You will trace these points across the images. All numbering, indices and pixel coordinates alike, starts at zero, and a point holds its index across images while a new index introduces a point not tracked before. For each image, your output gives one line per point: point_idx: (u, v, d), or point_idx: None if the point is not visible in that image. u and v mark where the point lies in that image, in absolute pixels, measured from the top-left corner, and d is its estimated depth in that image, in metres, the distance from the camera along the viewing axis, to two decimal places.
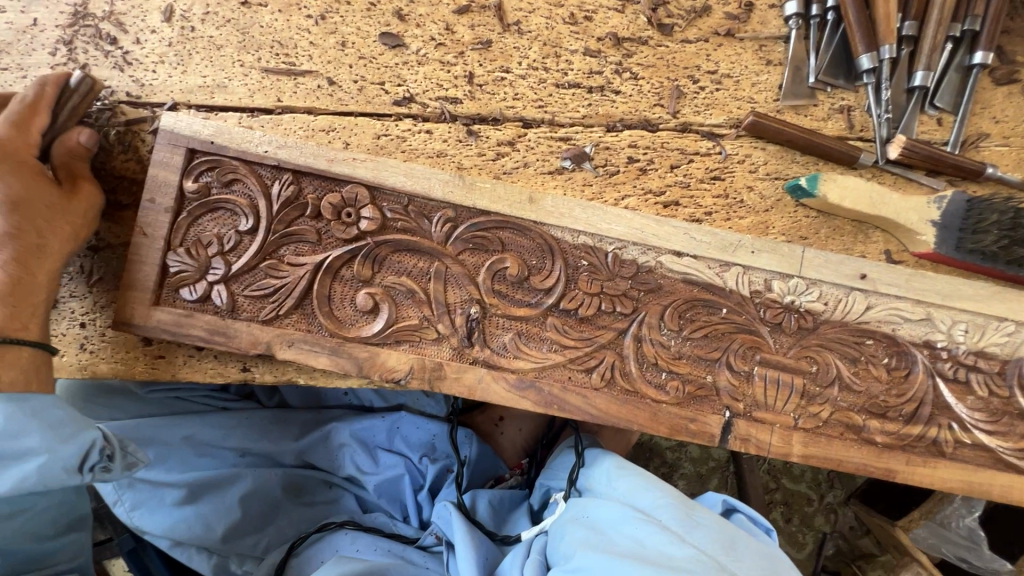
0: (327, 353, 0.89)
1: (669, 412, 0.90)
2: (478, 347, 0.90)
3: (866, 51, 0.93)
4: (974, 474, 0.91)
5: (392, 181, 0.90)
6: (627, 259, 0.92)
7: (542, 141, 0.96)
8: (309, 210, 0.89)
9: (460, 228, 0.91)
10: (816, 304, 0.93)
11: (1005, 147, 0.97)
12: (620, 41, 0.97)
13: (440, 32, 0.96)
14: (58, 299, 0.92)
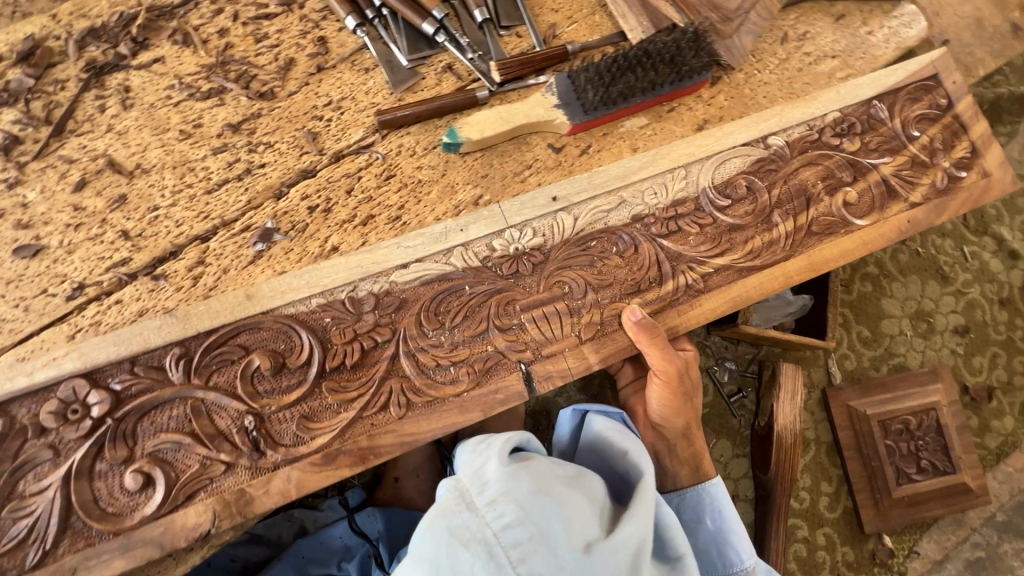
0: (117, 555, 0.83)
1: (473, 397, 0.95)
2: (272, 452, 0.89)
3: (422, 20, 1.08)
4: (732, 291, 1.05)
5: (102, 357, 0.88)
6: (362, 295, 0.96)
7: (227, 243, 0.99)
8: (31, 432, 0.85)
9: (195, 357, 0.90)
10: (535, 240, 1.02)
11: (573, 24, 1.17)
12: (237, 126, 1.04)
13: (72, 214, 0.96)
14: None
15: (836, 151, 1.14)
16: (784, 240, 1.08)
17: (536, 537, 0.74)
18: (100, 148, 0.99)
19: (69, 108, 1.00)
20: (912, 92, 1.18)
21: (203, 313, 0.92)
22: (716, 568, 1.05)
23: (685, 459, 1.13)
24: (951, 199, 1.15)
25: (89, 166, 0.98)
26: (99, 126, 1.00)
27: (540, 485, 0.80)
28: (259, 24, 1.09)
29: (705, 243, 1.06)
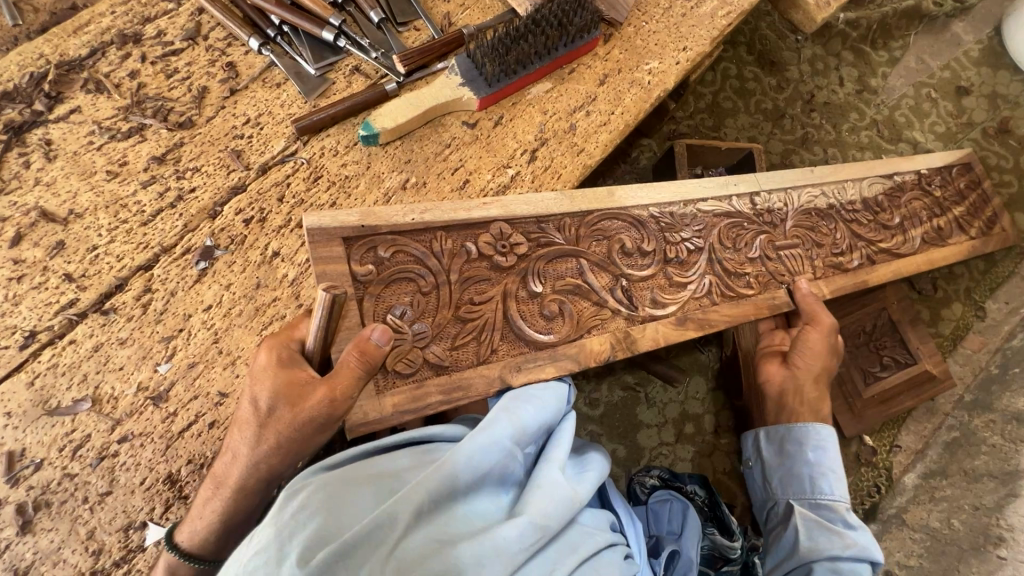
0: (607, 297, 1.01)
1: (762, 298, 1.15)
2: (639, 307, 1.03)
3: (320, 29, 1.13)
4: (890, 268, 1.31)
5: (521, 211, 0.97)
6: (688, 212, 1.12)
7: (170, 268, 1.02)
8: (474, 250, 0.92)
9: (580, 229, 1.02)
10: (777, 206, 1.22)
11: (465, 11, 1.25)
12: (162, 157, 1.08)
13: (12, 268, 0.99)
14: None
15: (928, 194, 1.44)
16: (913, 244, 1.36)
17: (270, 553, 0.60)
18: (33, 200, 1.02)
19: None
20: (961, 170, 1.51)
21: (580, 206, 1.02)
22: (803, 493, 1.10)
23: (809, 401, 1.14)
24: (989, 241, 1.49)
25: (23, 220, 1.01)
26: (28, 180, 1.04)
27: (321, 490, 0.68)
28: (169, 61, 1.14)
29: (876, 230, 1.32)
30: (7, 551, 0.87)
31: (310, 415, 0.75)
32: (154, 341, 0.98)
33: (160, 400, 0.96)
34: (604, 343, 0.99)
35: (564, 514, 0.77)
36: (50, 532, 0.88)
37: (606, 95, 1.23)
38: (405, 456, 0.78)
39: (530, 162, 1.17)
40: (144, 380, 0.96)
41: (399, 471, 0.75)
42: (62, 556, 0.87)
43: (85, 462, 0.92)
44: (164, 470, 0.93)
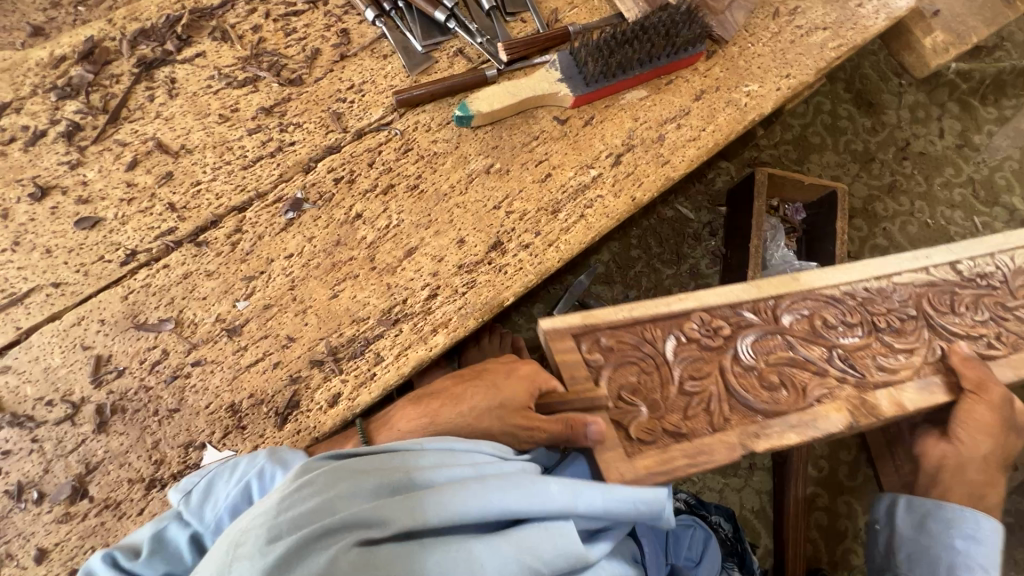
0: (834, 373, 1.00)
1: (1008, 360, 1.05)
2: (869, 379, 1.00)
3: (434, 8, 1.17)
4: None
5: (713, 301, 1.02)
6: (886, 288, 1.08)
7: (262, 213, 1.08)
8: (683, 336, 0.98)
9: (776, 312, 1.03)
10: (989, 269, 1.12)
11: (573, 9, 1.26)
12: (270, 109, 1.14)
13: (125, 190, 1.07)
14: None
15: None
16: None
17: (266, 517, 0.68)
18: (152, 132, 1.11)
19: (122, 98, 1.12)
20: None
21: (767, 290, 1.04)
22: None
23: (974, 480, 0.99)
24: None
25: (140, 148, 1.10)
26: (151, 113, 1.12)
27: (332, 472, 0.75)
28: (289, 20, 1.21)
29: None
30: (83, 445, 0.95)
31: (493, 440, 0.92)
32: (236, 279, 1.05)
33: (234, 332, 1.02)
34: (839, 410, 0.97)
35: (559, 565, 0.76)
36: (121, 436, 0.95)
37: (700, 111, 1.22)
38: (433, 455, 0.82)
39: (614, 166, 1.17)
40: (223, 313, 1.03)
41: (413, 469, 0.79)
42: (128, 459, 0.95)
43: (160, 379, 0.99)
44: (228, 399, 0.99)
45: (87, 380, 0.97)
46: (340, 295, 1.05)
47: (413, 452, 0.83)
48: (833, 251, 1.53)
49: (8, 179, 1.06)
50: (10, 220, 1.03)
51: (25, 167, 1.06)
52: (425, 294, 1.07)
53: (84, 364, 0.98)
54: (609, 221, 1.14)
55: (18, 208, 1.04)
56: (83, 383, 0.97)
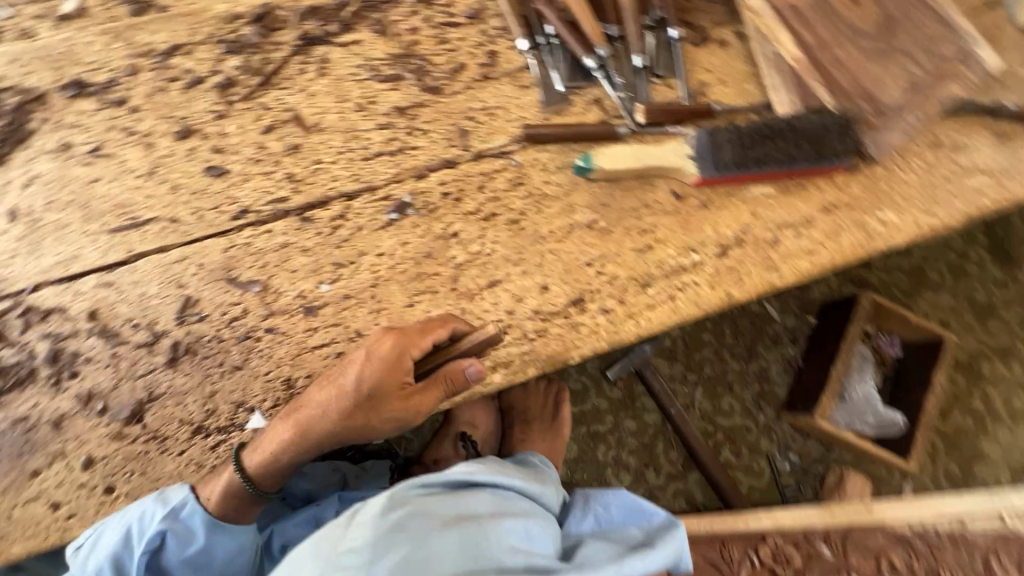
0: None
1: None
2: None
3: (586, 53, 1.17)
4: None
5: (785, 525, 1.22)
6: (957, 535, 1.20)
7: (367, 206, 1.12)
8: (756, 559, 1.25)
9: (837, 540, 1.23)
10: None
11: (723, 86, 1.22)
12: (403, 109, 1.18)
13: (255, 151, 1.13)
14: None
15: None
16: None
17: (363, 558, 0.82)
18: (293, 104, 1.17)
19: (278, 65, 1.19)
20: None
21: (838, 521, 1.22)
22: None
23: None
24: None
25: (279, 115, 1.16)
26: (297, 86, 1.18)
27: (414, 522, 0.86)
28: (444, 29, 1.24)
29: None
30: (152, 374, 1.01)
31: (406, 415, 0.99)
32: (327, 262, 1.08)
33: (311, 312, 1.06)
34: None
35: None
36: (186, 376, 1.01)
37: (825, 225, 1.15)
38: (492, 498, 0.95)
39: (718, 257, 1.13)
40: (305, 291, 1.07)
41: (484, 510, 0.93)
42: (185, 400, 1.00)
43: (233, 334, 1.04)
44: (286, 372, 1.03)
45: (173, 316, 1.04)
46: (415, 306, 1.07)
47: (470, 494, 0.94)
48: (923, 402, 1.42)
49: (161, 113, 1.14)
50: (153, 151, 1.12)
51: (179, 107, 1.15)
52: (495, 330, 1.07)
53: (175, 300, 1.05)
54: (697, 311, 1.10)
55: (163, 142, 1.13)
56: (169, 317, 1.04)
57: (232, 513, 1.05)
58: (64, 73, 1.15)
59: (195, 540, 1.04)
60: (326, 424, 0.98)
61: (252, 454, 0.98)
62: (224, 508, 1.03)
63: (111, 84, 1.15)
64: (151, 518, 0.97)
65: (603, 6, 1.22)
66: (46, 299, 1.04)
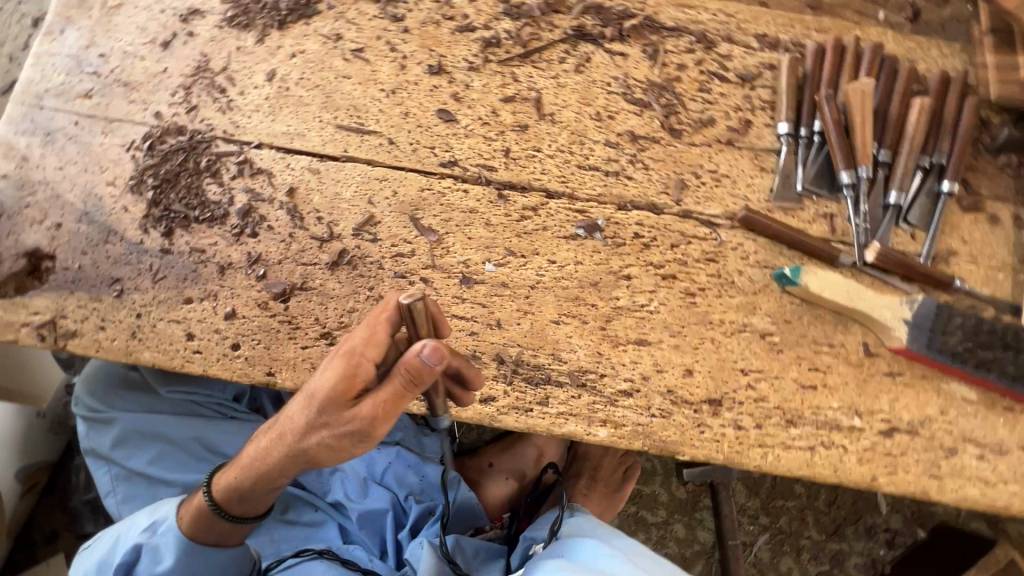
0: None
1: None
2: None
3: (845, 167, 1.08)
4: None
5: None
6: None
7: (561, 210, 1.11)
8: None
9: None
10: None
11: (972, 265, 1.08)
12: (636, 137, 1.15)
13: (487, 114, 1.15)
14: (119, 265, 1.06)
15: None
16: None
17: None
18: (540, 87, 1.17)
19: (543, 45, 1.20)
20: None
21: None
22: None
23: None
24: None
25: (523, 92, 1.17)
26: (551, 72, 1.18)
27: None
28: (711, 79, 1.18)
29: None
30: (312, 267, 1.07)
31: (363, 425, 0.82)
32: (502, 244, 1.09)
33: (466, 282, 1.07)
34: None
35: None
36: (338, 284, 1.06)
37: (1019, 464, 0.99)
38: None
39: (881, 434, 1.01)
40: (470, 262, 1.08)
41: None
42: (327, 304, 1.05)
43: (392, 268, 1.07)
44: None
45: (352, 226, 1.09)
46: (559, 326, 1.05)
47: None
48: None
49: (425, 43, 1.19)
50: (403, 74, 1.17)
51: (442, 45, 1.19)
52: (621, 387, 1.02)
53: (359, 212, 1.10)
54: (832, 477, 0.99)
55: (414, 69, 1.18)
56: (348, 225, 1.09)
57: (206, 535, 1.02)
58: None
59: (163, 560, 1.03)
60: (287, 440, 0.88)
61: (219, 477, 0.99)
62: (195, 528, 1.01)
63: (397, 0, 1.22)
64: (134, 528, 1.05)
65: (885, 126, 1.11)
66: (262, 159, 1.12)
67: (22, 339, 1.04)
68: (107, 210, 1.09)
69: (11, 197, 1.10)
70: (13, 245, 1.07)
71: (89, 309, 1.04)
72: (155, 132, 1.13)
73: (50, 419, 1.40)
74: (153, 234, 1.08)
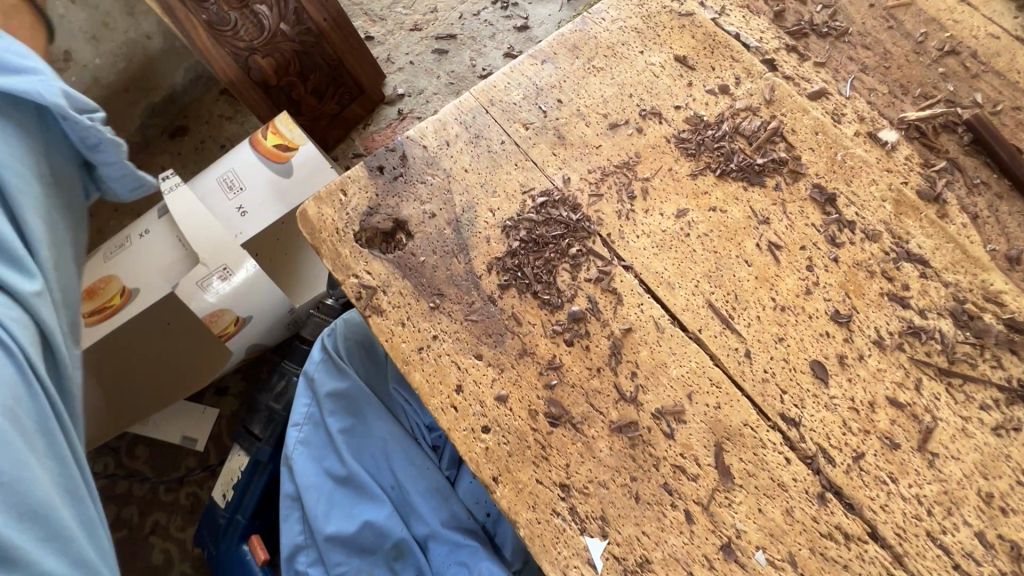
0: None
1: None
2: None
3: None
4: None
5: None
6: None
7: (876, 564, 0.90)
8: None
9: None
10: None
11: None
12: (1020, 556, 0.88)
13: (863, 401, 0.98)
14: (450, 283, 1.09)
15: None
16: None
17: None
18: (940, 416, 0.96)
19: (973, 376, 0.98)
20: None
21: None
22: None
23: None
24: None
25: (917, 406, 0.97)
26: (963, 409, 0.97)
27: None
28: None
29: None
30: (597, 413, 0.99)
31: None
32: (788, 545, 0.91)
33: (726, 552, 0.91)
34: None
35: None
36: (607, 448, 0.97)
37: None
38: None
39: None
40: (744, 535, 0.92)
41: None
42: (585, 459, 0.97)
43: (665, 476, 0.95)
44: (653, 556, 0.92)
45: (657, 404, 0.99)
46: None
47: None
48: None
49: (845, 285, 1.05)
50: (804, 299, 1.04)
51: (862, 298, 1.04)
52: None
53: (672, 398, 1.00)
54: None
55: (818, 303, 1.04)
56: (654, 402, 1.00)
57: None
58: (831, 179, 1.13)
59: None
60: None
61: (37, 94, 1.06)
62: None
63: (847, 225, 1.09)
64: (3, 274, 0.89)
65: None
66: (622, 281, 1.07)
67: (345, 284, 1.11)
68: (475, 231, 1.12)
69: (417, 168, 1.18)
70: (392, 207, 1.15)
71: (405, 301, 1.08)
72: (553, 194, 1.14)
73: (292, 316, 1.58)
74: (492, 280, 1.09)
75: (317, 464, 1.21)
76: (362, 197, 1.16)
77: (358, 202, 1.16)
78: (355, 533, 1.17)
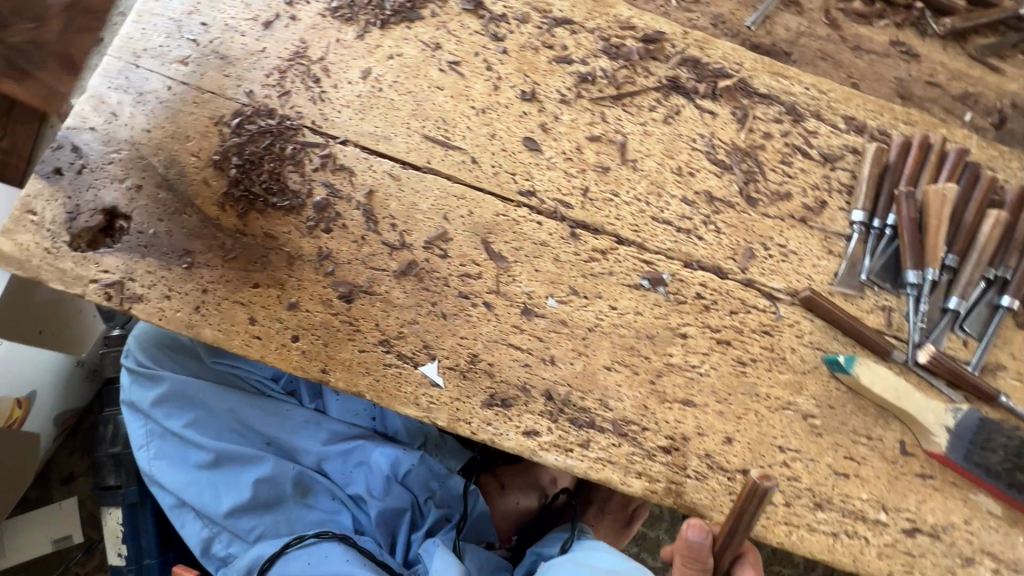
0: None
1: None
2: None
3: (913, 267, 1.08)
4: None
5: None
6: None
7: (629, 259, 1.12)
8: None
9: None
10: None
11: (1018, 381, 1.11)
12: (712, 198, 1.16)
13: (572, 149, 1.16)
14: (190, 238, 1.08)
15: None
16: None
17: None
18: (627, 132, 1.18)
19: (637, 91, 1.20)
20: None
21: None
22: None
23: None
24: None
25: (609, 133, 1.18)
26: (640, 118, 1.19)
27: None
28: (793, 153, 1.19)
29: None
30: (380, 272, 1.08)
31: None
32: (566, 282, 1.10)
33: (526, 313, 1.08)
34: None
35: None
36: (402, 292, 1.08)
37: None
38: None
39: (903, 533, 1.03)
40: (534, 294, 1.09)
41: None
42: (388, 312, 1.07)
43: (457, 288, 1.08)
44: (477, 349, 1.06)
45: (423, 238, 1.10)
46: (610, 373, 1.07)
47: None
48: None
49: (521, 68, 1.20)
50: (495, 95, 1.18)
51: (538, 72, 1.20)
52: (660, 443, 1.05)
53: (432, 227, 1.11)
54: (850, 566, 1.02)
55: (507, 92, 1.18)
56: (420, 237, 1.10)
57: None
58: None
59: None
60: None
61: None
62: None
63: (501, 19, 1.22)
64: None
65: (957, 232, 1.11)
66: (345, 155, 1.13)
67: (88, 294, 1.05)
68: (188, 180, 1.10)
69: (95, 151, 1.10)
70: (91, 199, 1.08)
71: (157, 276, 1.06)
72: (245, 111, 1.14)
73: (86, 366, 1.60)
74: (230, 214, 1.09)
75: (183, 465, 1.21)
76: (55, 207, 1.07)
77: (53, 212, 1.07)
78: (251, 496, 1.20)
